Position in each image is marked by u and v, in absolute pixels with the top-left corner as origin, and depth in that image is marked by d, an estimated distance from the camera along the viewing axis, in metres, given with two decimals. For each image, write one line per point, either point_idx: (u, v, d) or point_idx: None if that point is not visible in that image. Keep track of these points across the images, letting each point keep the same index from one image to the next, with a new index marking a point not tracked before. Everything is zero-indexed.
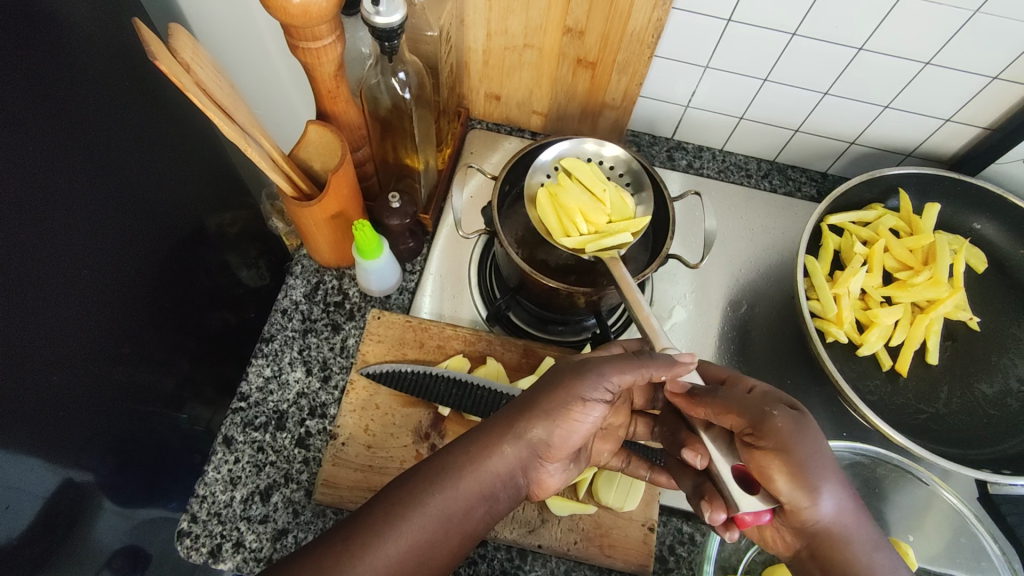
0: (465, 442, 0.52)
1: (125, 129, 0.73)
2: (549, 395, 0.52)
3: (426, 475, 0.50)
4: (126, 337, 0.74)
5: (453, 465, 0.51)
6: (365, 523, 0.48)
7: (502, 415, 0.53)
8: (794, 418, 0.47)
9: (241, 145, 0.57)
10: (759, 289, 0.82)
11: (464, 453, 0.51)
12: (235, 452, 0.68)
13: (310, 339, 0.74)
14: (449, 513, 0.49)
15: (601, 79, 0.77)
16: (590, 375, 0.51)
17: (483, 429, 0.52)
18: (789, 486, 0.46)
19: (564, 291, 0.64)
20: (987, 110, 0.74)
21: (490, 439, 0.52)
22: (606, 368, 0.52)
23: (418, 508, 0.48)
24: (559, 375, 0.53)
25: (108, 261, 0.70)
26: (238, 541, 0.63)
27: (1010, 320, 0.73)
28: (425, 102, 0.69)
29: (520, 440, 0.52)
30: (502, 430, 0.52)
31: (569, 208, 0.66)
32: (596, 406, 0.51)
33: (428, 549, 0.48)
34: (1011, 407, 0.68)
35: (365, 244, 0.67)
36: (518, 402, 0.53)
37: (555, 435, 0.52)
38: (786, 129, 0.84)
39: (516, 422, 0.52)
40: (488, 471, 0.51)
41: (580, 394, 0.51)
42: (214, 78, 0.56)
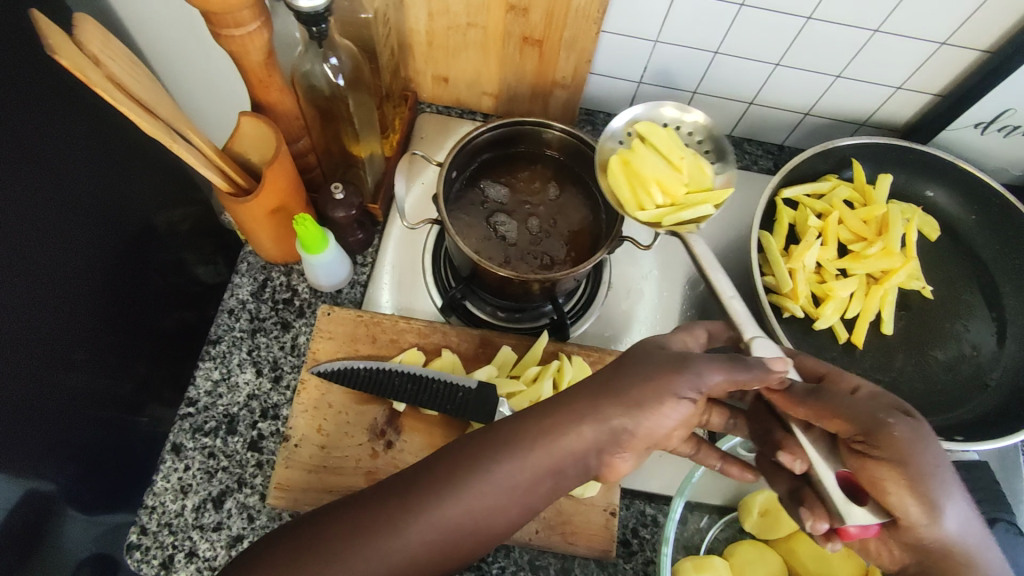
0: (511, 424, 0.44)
1: (65, 121, 0.67)
2: (643, 369, 0.45)
3: (479, 444, 0.44)
4: (79, 342, 0.71)
5: (524, 437, 0.43)
6: (364, 510, 0.43)
7: (586, 388, 0.45)
8: (912, 427, 0.42)
9: (165, 142, 0.54)
10: (717, 266, 0.81)
11: (535, 427, 0.43)
12: (185, 460, 0.65)
13: (259, 338, 0.71)
14: (488, 504, 0.42)
15: (550, 58, 0.75)
16: (692, 366, 0.44)
17: (558, 403, 0.44)
18: (904, 499, 0.41)
19: (514, 280, 0.62)
20: (937, 76, 0.73)
21: (565, 413, 0.44)
22: (705, 365, 0.44)
23: (443, 499, 0.42)
24: (643, 362, 0.45)
25: (53, 265, 0.66)
26: (191, 550, 0.62)
27: (964, 288, 0.73)
28: (362, 87, 0.67)
29: (603, 423, 0.44)
30: (580, 405, 0.44)
31: (643, 176, 0.63)
32: (687, 402, 0.44)
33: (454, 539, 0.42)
34: (963, 372, 0.69)
35: (308, 239, 0.64)
36: (601, 375, 0.46)
37: (641, 424, 0.44)
38: (740, 102, 0.82)
39: (555, 412, 0.44)
40: (564, 447, 0.43)
41: (674, 391, 0.44)
42: (132, 72, 0.52)
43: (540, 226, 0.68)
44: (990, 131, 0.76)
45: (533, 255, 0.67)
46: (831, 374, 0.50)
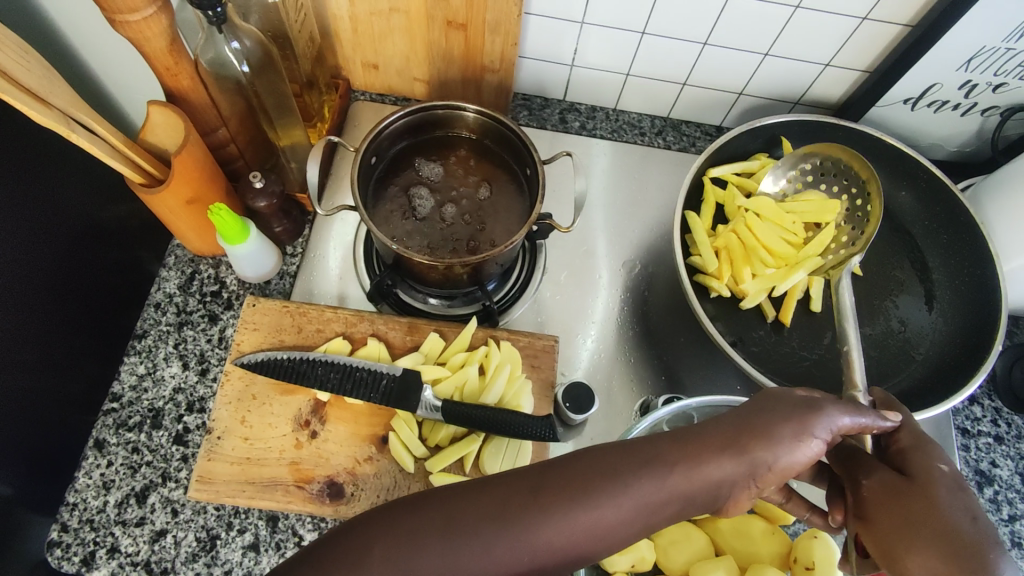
0: (745, 418, 0.39)
1: None
2: (778, 405, 0.39)
3: (589, 461, 0.37)
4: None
5: (658, 457, 0.37)
6: (447, 521, 0.34)
7: (722, 417, 0.39)
8: (888, 481, 0.40)
9: (62, 133, 0.53)
10: (653, 249, 0.81)
11: (667, 445, 0.37)
12: (108, 455, 0.65)
13: (185, 332, 0.71)
14: (587, 528, 0.35)
15: (475, 42, 0.74)
16: (828, 408, 0.39)
17: (698, 429, 0.38)
18: (892, 560, 0.37)
19: (434, 266, 0.61)
20: (864, 52, 0.73)
21: (707, 439, 0.38)
22: (833, 408, 0.40)
23: (522, 521, 0.34)
24: (770, 403, 0.40)
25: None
26: (113, 546, 0.61)
27: (894, 264, 0.73)
28: (276, 73, 0.66)
29: (743, 454, 0.37)
30: (718, 435, 0.38)
31: (749, 253, 0.67)
32: (822, 442, 0.39)
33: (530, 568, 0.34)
34: (891, 347, 0.69)
35: (225, 229, 0.64)
36: (738, 406, 0.40)
37: (785, 456, 0.38)
38: (674, 83, 0.82)
39: (747, 435, 0.38)
40: (707, 475, 0.36)
41: (811, 428, 0.38)
42: (20, 59, 0.51)
43: (455, 214, 0.68)
44: (920, 107, 0.77)
45: (450, 242, 0.66)
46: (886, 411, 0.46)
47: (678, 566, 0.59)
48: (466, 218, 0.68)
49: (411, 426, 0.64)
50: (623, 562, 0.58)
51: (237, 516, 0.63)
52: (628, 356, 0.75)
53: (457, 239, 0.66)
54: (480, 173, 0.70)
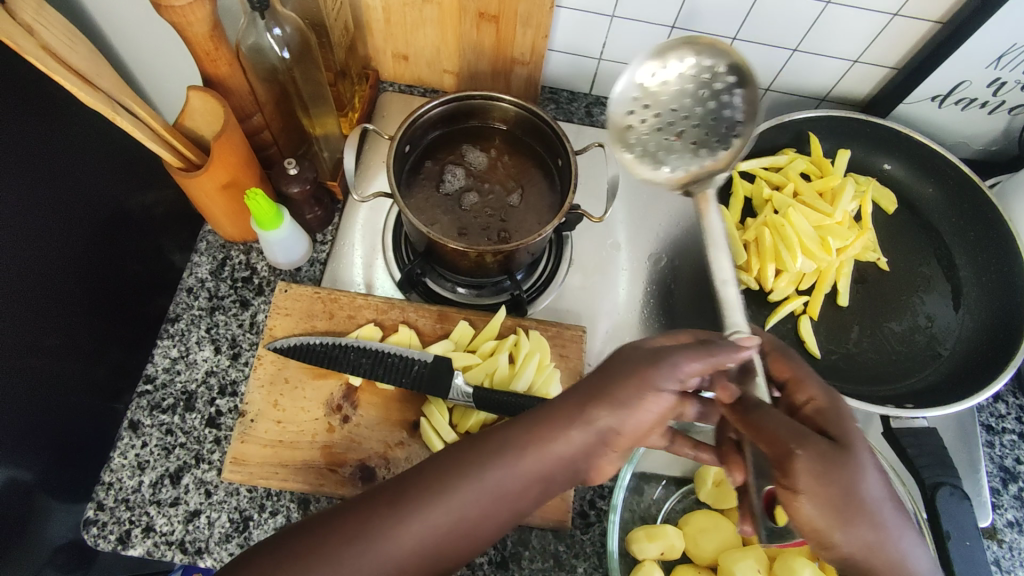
0: (590, 386, 0.43)
1: (29, 105, 0.66)
2: (625, 362, 0.43)
3: (473, 448, 0.42)
4: (55, 326, 0.71)
5: (515, 441, 0.41)
6: (359, 513, 0.40)
7: (566, 397, 0.43)
8: (819, 448, 0.39)
9: (107, 115, 0.53)
10: (678, 243, 0.82)
11: (525, 432, 0.41)
12: (142, 436, 0.66)
13: (217, 316, 0.72)
14: (484, 489, 0.40)
15: (507, 33, 0.75)
16: (720, 347, 0.44)
17: (550, 406, 0.42)
18: (816, 524, 0.38)
19: (467, 253, 0.62)
20: (893, 48, 0.73)
21: (553, 419, 0.42)
22: (679, 354, 0.43)
23: (421, 505, 0.40)
24: (625, 358, 0.44)
25: (24, 246, 0.66)
26: (148, 525, 0.62)
27: (920, 260, 0.74)
28: (311, 60, 0.66)
29: (589, 425, 0.41)
30: (566, 411, 0.42)
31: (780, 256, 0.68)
32: (671, 394, 0.42)
33: (431, 546, 0.40)
34: (918, 342, 0.69)
35: (260, 214, 0.64)
36: (589, 379, 0.43)
37: (627, 421, 0.41)
38: None
39: (588, 403, 0.42)
40: (555, 455, 0.41)
41: (654, 382, 0.42)
42: (68, 42, 0.51)
43: (477, 201, 0.68)
44: (948, 104, 0.77)
45: (477, 231, 0.67)
46: (793, 379, 0.47)
47: (708, 554, 0.60)
48: (493, 205, 0.68)
49: (442, 411, 0.64)
50: (652, 549, 0.59)
51: (269, 498, 0.64)
52: None
53: (483, 226, 0.67)
54: (511, 163, 0.71)
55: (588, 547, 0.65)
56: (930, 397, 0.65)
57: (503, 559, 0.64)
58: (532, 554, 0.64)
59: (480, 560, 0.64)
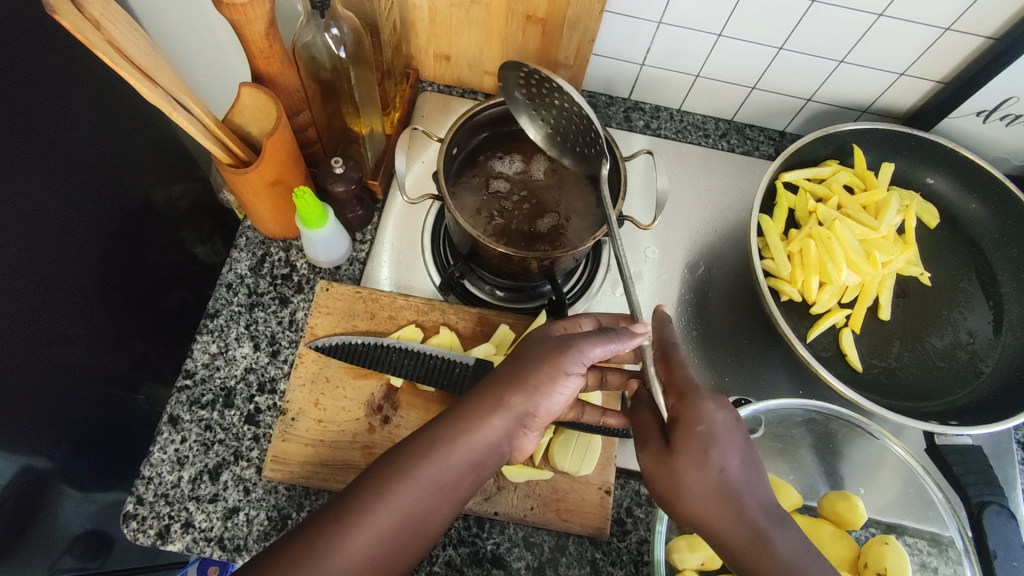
0: (500, 374, 0.51)
1: (68, 93, 0.65)
2: (536, 356, 0.51)
3: (411, 449, 0.48)
4: (79, 316, 0.71)
5: (442, 437, 0.48)
6: (329, 521, 0.45)
7: (486, 385, 0.51)
8: (701, 437, 0.49)
9: (166, 110, 0.53)
10: (716, 251, 0.82)
11: (451, 425, 0.49)
12: (182, 431, 0.65)
13: (256, 313, 0.72)
14: (438, 478, 0.47)
15: (553, 37, 0.74)
16: (575, 349, 0.51)
17: (469, 402, 0.50)
18: (691, 493, 0.48)
19: (514, 258, 0.61)
20: (941, 62, 0.73)
21: (477, 409, 0.50)
22: (584, 342, 0.51)
23: (381, 503, 0.46)
24: (539, 350, 0.52)
25: (57, 239, 0.66)
26: (187, 521, 0.62)
27: (961, 275, 0.74)
28: (363, 60, 0.67)
29: (508, 411, 0.50)
30: (489, 400, 0.50)
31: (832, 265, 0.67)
32: (574, 380, 0.51)
33: (399, 533, 0.46)
34: (960, 359, 0.69)
35: (307, 212, 0.64)
36: (500, 372, 0.51)
37: (541, 404, 0.50)
38: (742, 86, 0.82)
39: (506, 392, 0.50)
40: (478, 442, 0.49)
41: (564, 368, 0.50)
42: (132, 37, 0.52)
43: (505, 189, 0.69)
44: (992, 120, 0.76)
45: (516, 231, 0.67)
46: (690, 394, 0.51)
47: None
48: (523, 195, 0.69)
49: None
50: (694, 559, 0.58)
51: (308, 497, 0.64)
52: (690, 356, 0.75)
53: (519, 210, 0.68)
54: (552, 169, 0.71)
55: (625, 555, 0.64)
56: (973, 414, 0.65)
57: (540, 564, 0.63)
58: (569, 560, 0.63)
59: (517, 565, 0.63)
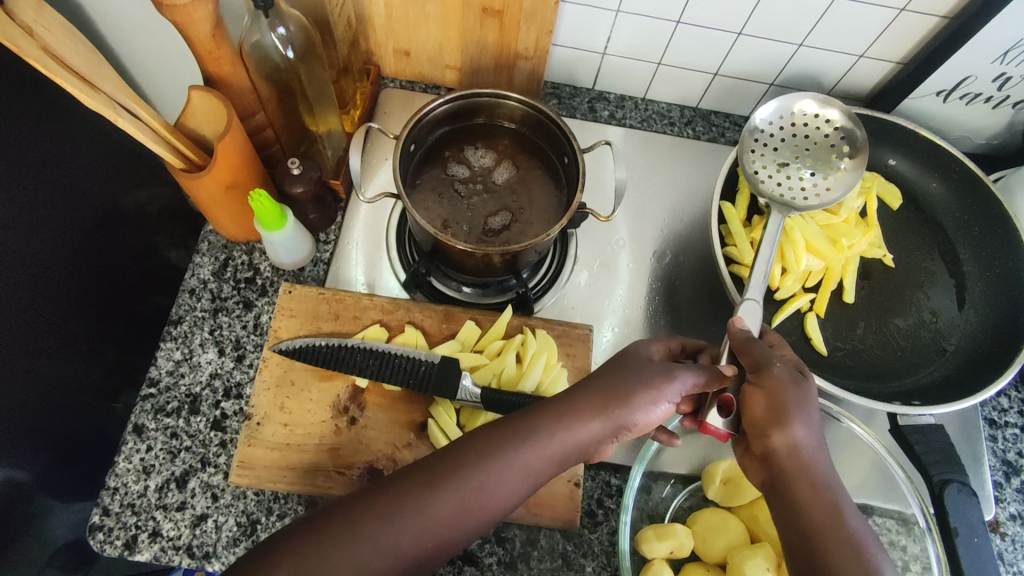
0: (609, 381, 0.50)
1: (18, 101, 0.64)
2: (643, 371, 0.50)
3: (488, 438, 0.46)
4: (46, 326, 0.70)
5: (544, 427, 0.47)
6: (401, 491, 0.44)
7: (591, 386, 0.49)
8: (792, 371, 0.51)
9: (110, 117, 0.52)
10: (683, 238, 0.82)
11: (555, 418, 0.47)
12: (147, 440, 0.65)
13: (221, 318, 0.71)
14: (520, 477, 0.45)
15: (511, 29, 0.74)
16: (678, 378, 0.50)
17: (577, 398, 0.48)
18: (768, 419, 0.49)
19: (475, 254, 0.61)
20: (898, 43, 0.73)
21: (582, 408, 0.48)
22: (684, 371, 0.51)
23: (457, 482, 0.44)
24: (645, 368, 0.50)
25: (15, 251, 0.65)
26: (155, 530, 0.61)
27: (924, 255, 0.74)
28: (315, 58, 0.66)
29: (610, 417, 0.48)
30: (593, 403, 0.48)
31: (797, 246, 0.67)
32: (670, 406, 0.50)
33: (458, 520, 0.44)
34: (923, 338, 0.69)
35: (265, 215, 0.63)
36: (612, 373, 0.50)
37: (643, 417, 0.49)
38: (705, 73, 0.82)
39: (610, 401, 0.48)
40: (579, 438, 0.47)
41: (665, 394, 0.49)
42: (69, 42, 0.50)
43: (463, 176, 0.69)
44: (952, 99, 0.76)
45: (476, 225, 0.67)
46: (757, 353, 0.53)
47: (717, 552, 0.60)
48: (479, 184, 0.69)
49: (448, 412, 0.64)
50: (663, 548, 0.59)
51: (277, 501, 0.64)
52: None
53: (476, 195, 0.69)
54: (513, 163, 0.70)
55: (597, 546, 0.64)
56: (936, 393, 0.65)
57: (511, 559, 0.63)
58: (541, 553, 0.64)
59: (488, 561, 0.63)
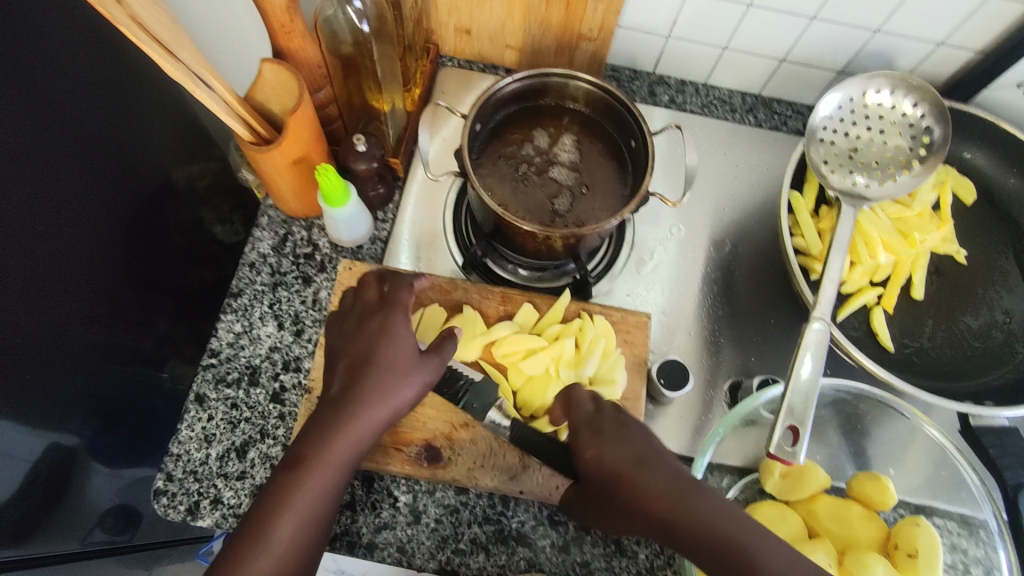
0: (352, 392, 0.52)
1: (87, 70, 0.65)
2: (382, 368, 0.54)
3: (320, 428, 0.51)
4: (106, 293, 0.71)
5: (346, 409, 0.51)
6: (253, 525, 0.46)
7: (362, 376, 0.54)
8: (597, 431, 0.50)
9: (187, 87, 0.53)
10: (743, 228, 0.80)
11: (350, 401, 0.52)
12: (209, 409, 0.66)
13: (280, 292, 0.71)
14: (340, 465, 0.50)
15: (577, 9, 0.72)
16: (413, 376, 0.54)
17: (354, 389, 0.53)
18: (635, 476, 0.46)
19: (541, 235, 0.60)
20: (982, 31, 0.70)
21: (367, 393, 0.52)
22: (418, 370, 0.55)
23: (294, 502, 0.47)
24: (385, 354, 0.55)
25: (82, 218, 0.66)
26: (216, 497, 0.63)
27: (997, 252, 0.71)
28: (387, 36, 0.66)
29: (383, 403, 0.52)
30: (373, 391, 0.53)
31: (870, 237, 0.66)
32: (415, 394, 0.55)
33: (308, 528, 0.47)
34: (995, 339, 0.67)
35: (331, 191, 0.63)
36: (355, 371, 0.54)
37: (398, 404, 0.53)
38: (772, 58, 0.80)
39: (380, 390, 0.53)
40: (378, 415, 0.52)
41: (399, 385, 0.54)
42: (154, 12, 0.50)
43: (529, 154, 0.69)
44: None
45: (538, 206, 0.66)
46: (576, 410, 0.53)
47: None
48: (539, 164, 0.68)
49: (507, 397, 0.65)
50: None
51: None
52: (715, 337, 0.74)
53: (534, 174, 0.68)
54: (580, 146, 0.69)
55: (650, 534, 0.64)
56: (1007, 396, 0.64)
57: (565, 543, 0.63)
58: (594, 538, 0.63)
59: (542, 543, 0.63)
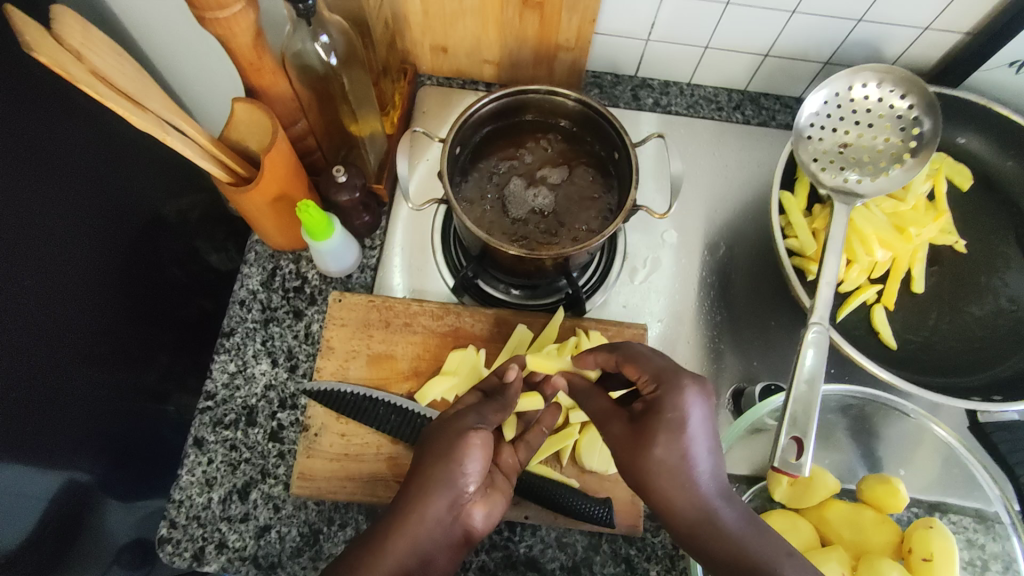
0: (420, 470, 0.49)
1: (64, 115, 0.64)
2: (438, 446, 0.50)
3: (381, 525, 0.47)
4: (104, 336, 0.70)
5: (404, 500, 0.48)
6: None
7: (423, 459, 0.50)
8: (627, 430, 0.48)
9: (159, 137, 0.51)
10: (736, 229, 0.79)
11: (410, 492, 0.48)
12: (208, 453, 0.65)
13: (272, 328, 0.71)
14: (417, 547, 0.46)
15: (551, 20, 0.71)
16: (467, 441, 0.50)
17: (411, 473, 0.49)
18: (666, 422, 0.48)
19: (527, 258, 0.59)
20: (969, 12, 0.68)
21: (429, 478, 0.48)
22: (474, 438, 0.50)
23: None
24: (436, 438, 0.51)
25: (73, 263, 0.65)
26: (221, 541, 0.62)
27: (998, 238, 0.70)
28: (357, 63, 0.65)
29: (443, 487, 0.48)
30: (430, 476, 0.48)
31: (866, 234, 0.64)
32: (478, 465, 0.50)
33: None
34: (1001, 327, 0.65)
35: (314, 226, 0.63)
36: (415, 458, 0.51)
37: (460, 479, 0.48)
38: (755, 54, 0.78)
39: (433, 470, 0.49)
40: (436, 502, 0.47)
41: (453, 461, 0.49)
42: (116, 65, 0.50)
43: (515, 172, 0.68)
44: None
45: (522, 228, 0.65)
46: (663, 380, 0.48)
47: None
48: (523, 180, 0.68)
49: None
50: None
51: (337, 510, 0.64)
52: (716, 343, 0.72)
53: (517, 193, 0.67)
54: (562, 163, 0.69)
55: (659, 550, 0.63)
56: (1017, 386, 0.62)
57: (574, 564, 0.62)
58: (604, 558, 0.63)
59: (551, 566, 0.62)
